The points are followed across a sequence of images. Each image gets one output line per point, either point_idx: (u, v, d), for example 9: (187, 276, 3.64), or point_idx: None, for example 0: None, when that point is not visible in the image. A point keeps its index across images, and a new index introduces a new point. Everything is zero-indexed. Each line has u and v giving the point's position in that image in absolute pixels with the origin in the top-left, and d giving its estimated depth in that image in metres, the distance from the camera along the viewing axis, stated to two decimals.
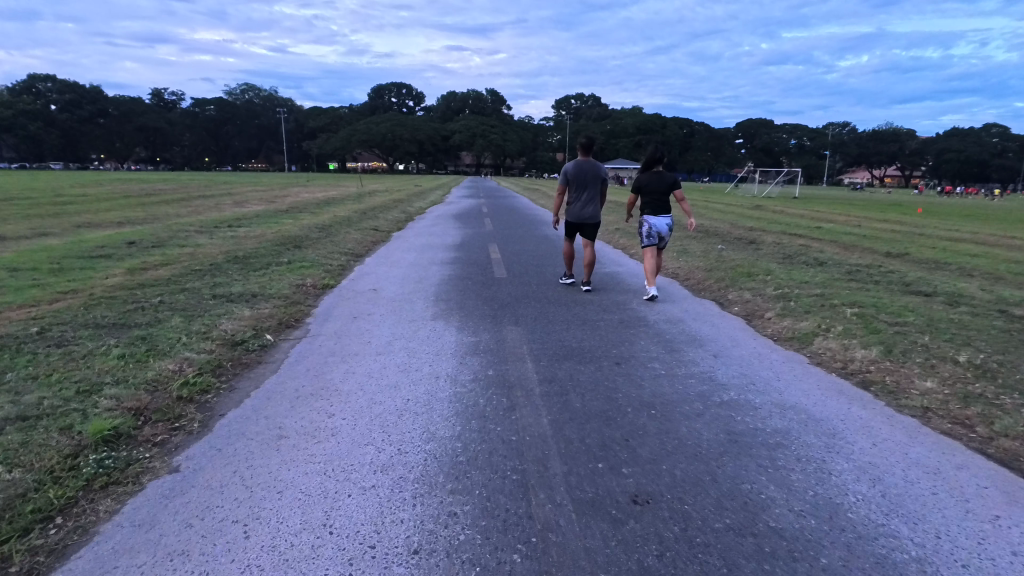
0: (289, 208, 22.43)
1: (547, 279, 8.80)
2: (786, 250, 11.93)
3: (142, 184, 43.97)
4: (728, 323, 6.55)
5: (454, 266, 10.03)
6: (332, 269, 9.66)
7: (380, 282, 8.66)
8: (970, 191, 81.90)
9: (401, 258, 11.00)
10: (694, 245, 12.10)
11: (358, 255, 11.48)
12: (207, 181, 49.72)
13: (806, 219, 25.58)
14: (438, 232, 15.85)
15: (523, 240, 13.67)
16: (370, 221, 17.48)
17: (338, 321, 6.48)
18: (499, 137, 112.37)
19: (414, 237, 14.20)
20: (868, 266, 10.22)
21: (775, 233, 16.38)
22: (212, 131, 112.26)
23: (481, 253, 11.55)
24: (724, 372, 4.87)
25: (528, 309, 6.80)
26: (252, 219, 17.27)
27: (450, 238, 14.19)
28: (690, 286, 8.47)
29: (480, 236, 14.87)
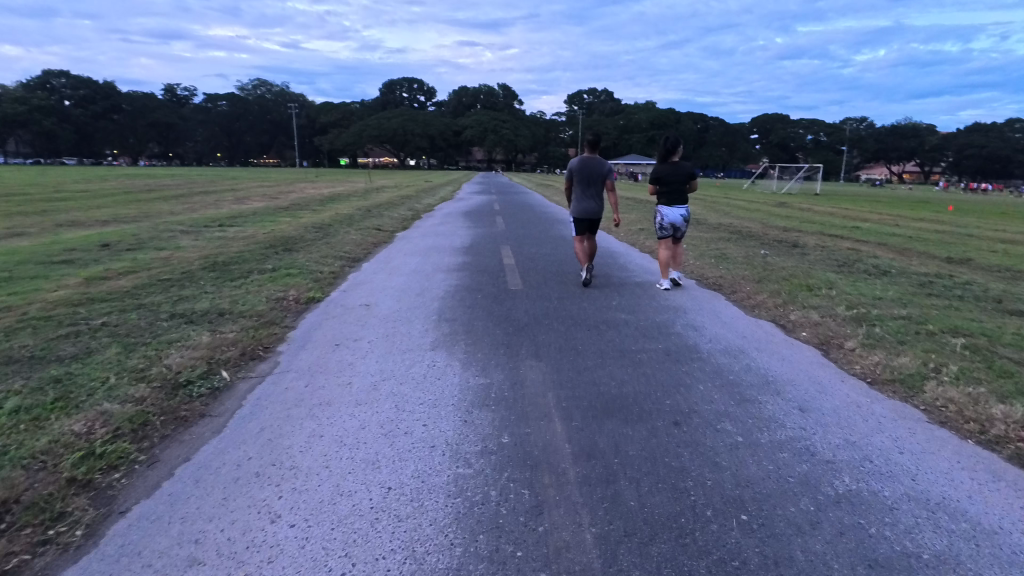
0: (290, 205, 21.30)
1: (571, 291, 7.56)
2: (837, 255, 10.60)
3: (148, 179, 43.29)
4: (799, 354, 5.29)
5: (462, 273, 8.82)
6: (323, 278, 8.46)
7: (374, 295, 7.44)
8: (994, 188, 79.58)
9: (403, 264, 9.81)
10: (732, 249, 10.77)
11: (354, 260, 10.25)
12: (215, 176, 48.96)
13: (838, 217, 24.05)
14: (445, 232, 14.61)
15: (538, 242, 12.39)
16: (373, 220, 16.25)
17: (314, 351, 5.25)
18: (512, 133, 111.02)
19: (419, 238, 12.97)
20: (940, 276, 8.86)
21: (815, 234, 14.97)
22: (223, 127, 111.85)
23: (493, 258, 10.32)
24: (823, 438, 3.59)
25: (550, 335, 5.54)
26: (247, 218, 16.10)
27: (458, 239, 12.95)
28: (739, 301, 7.22)
29: (491, 236, 13.63)
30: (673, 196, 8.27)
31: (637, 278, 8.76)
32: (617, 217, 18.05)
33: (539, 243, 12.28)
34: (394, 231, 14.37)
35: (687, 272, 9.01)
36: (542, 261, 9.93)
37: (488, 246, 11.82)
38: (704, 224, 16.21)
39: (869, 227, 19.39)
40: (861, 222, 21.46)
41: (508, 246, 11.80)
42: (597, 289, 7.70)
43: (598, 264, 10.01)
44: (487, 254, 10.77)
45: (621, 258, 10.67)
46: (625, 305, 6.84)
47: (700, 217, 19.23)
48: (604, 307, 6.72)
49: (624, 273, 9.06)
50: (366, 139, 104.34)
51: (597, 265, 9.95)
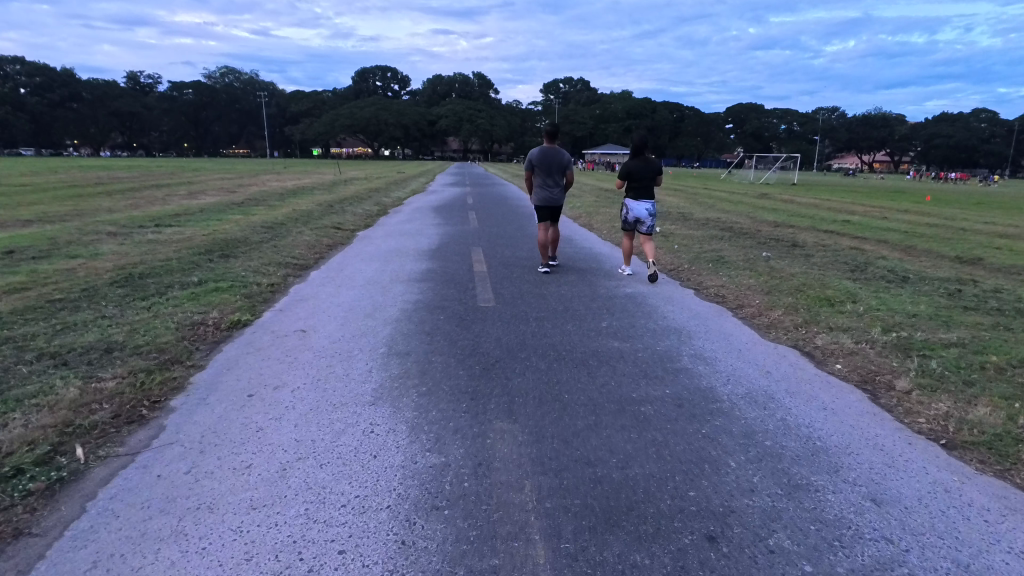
0: (247, 200, 19.75)
1: (551, 307, 6.39)
2: (842, 257, 9.62)
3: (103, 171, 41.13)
4: (840, 398, 4.20)
5: (424, 284, 7.57)
6: (258, 292, 7.18)
7: (315, 316, 6.17)
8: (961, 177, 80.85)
9: (357, 271, 8.52)
10: (729, 250, 9.72)
11: (302, 266, 8.95)
12: (176, 169, 46.87)
13: (824, 210, 23.29)
14: (411, 230, 13.31)
15: (514, 242, 11.22)
16: (332, 217, 14.86)
17: (218, 407, 3.98)
18: (487, 123, 109.37)
19: (381, 239, 11.67)
20: (962, 283, 7.91)
21: (809, 231, 14.02)
22: (189, 116, 108.06)
23: (461, 262, 9.09)
24: (922, 560, 2.49)
25: (529, 375, 4.36)
26: (192, 216, 14.59)
27: (424, 239, 11.65)
28: (750, 318, 6.14)
29: (461, 235, 12.38)
30: (640, 191, 8.77)
31: (627, 285, 7.62)
32: (597, 212, 16.94)
33: (514, 244, 11.08)
34: (355, 230, 13.01)
35: (682, 280, 7.92)
36: (518, 266, 8.75)
37: (458, 248, 10.59)
38: (691, 220, 15.17)
39: (859, 220, 18.56)
40: (848, 215, 20.67)
41: (479, 247, 10.57)
42: (582, 305, 6.53)
43: (580, 268, 8.86)
44: (456, 257, 9.54)
45: (605, 261, 9.54)
46: (618, 326, 5.70)
47: (684, 211, 18.19)
48: (593, 330, 5.55)
49: (611, 280, 7.92)
50: (339, 129, 101.78)
51: (580, 269, 8.80)
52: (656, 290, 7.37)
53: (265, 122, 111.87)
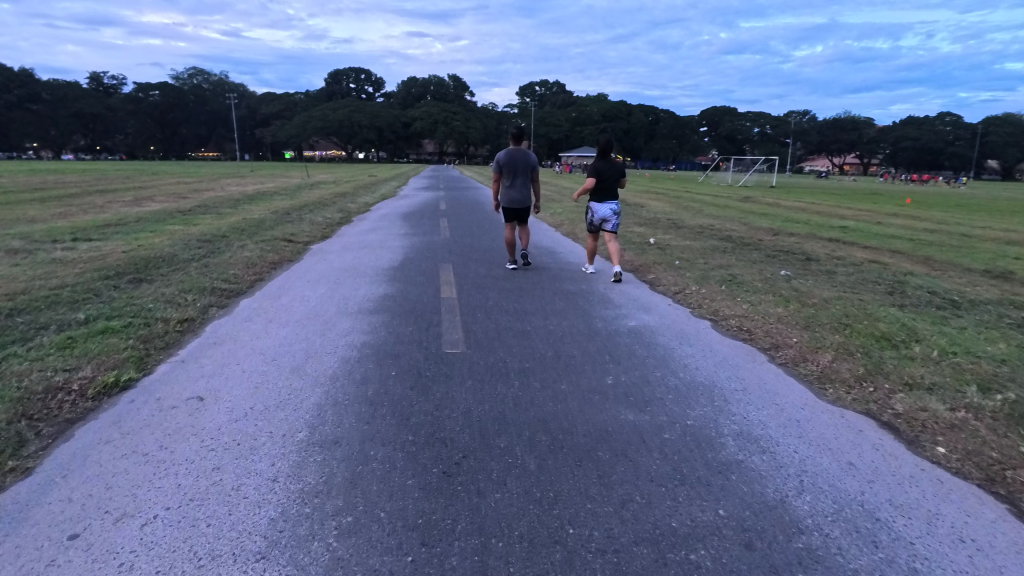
0: (196, 206, 17.92)
1: (538, 351, 4.94)
2: (865, 273, 8.39)
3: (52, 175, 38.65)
4: (974, 515, 2.84)
5: (377, 316, 6.07)
6: (162, 332, 5.61)
7: (225, 371, 4.62)
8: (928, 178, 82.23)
9: (297, 298, 6.97)
10: (740, 266, 8.40)
11: (232, 291, 7.37)
12: (133, 172, 44.53)
13: (814, 214, 22.25)
14: (373, 242, 11.73)
15: (490, 257, 9.76)
16: (286, 227, 13.21)
17: (6, 569, 2.44)
18: (462, 125, 107.86)
19: (336, 253, 10.11)
20: (1019, 308, 6.69)
21: (811, 239, 12.83)
22: (154, 117, 104.45)
23: (426, 284, 7.58)
24: None
25: (512, 486, 2.91)
26: (122, 226, 12.81)
27: (386, 253, 10.09)
28: (793, 366, 4.79)
29: (430, 248, 10.87)
30: (605, 191, 8.73)
31: (628, 315, 6.23)
32: (580, 219, 15.59)
33: (490, 259, 9.60)
34: (308, 243, 11.39)
35: (692, 308, 6.56)
36: (495, 288, 7.28)
37: (424, 263, 9.07)
38: (684, 227, 13.87)
39: (854, 226, 17.54)
40: (841, 220, 19.65)
41: (449, 263, 9.07)
42: (578, 346, 5.10)
43: (568, 289, 7.42)
44: (420, 276, 8.03)
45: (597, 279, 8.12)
46: (628, 383, 4.31)
47: (672, 216, 16.91)
48: (595, 389, 4.15)
49: (608, 307, 6.52)
50: (310, 131, 99.22)
51: (569, 290, 7.39)
52: (665, 322, 5.98)
53: (234, 124, 108.60)
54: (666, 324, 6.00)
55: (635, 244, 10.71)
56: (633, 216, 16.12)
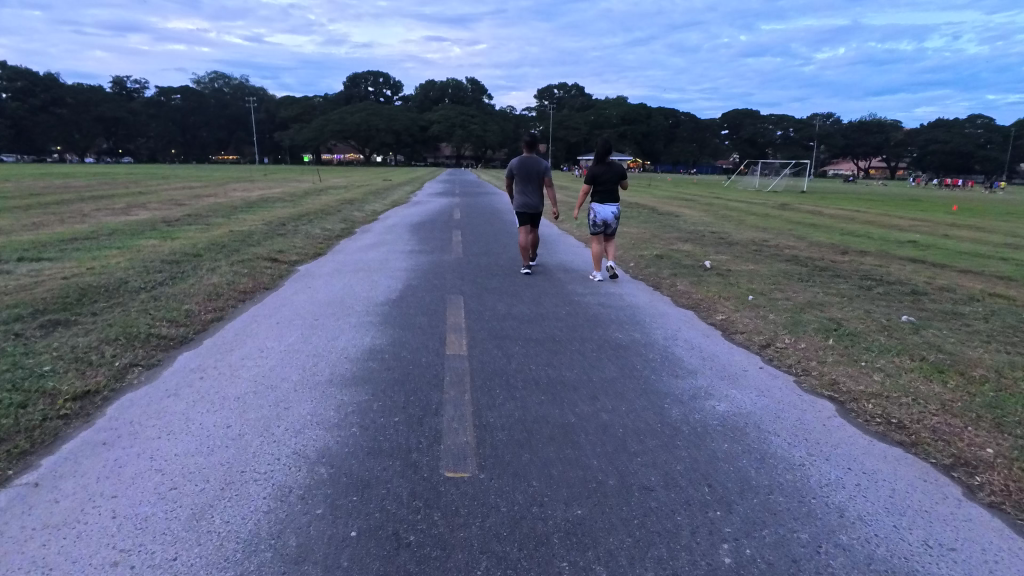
0: (187, 216, 16.29)
1: (594, 476, 3.09)
2: (1002, 314, 6.44)
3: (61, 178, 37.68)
4: None
5: (352, 391, 4.23)
6: (33, 420, 3.81)
7: (81, 520, 2.80)
8: (957, 182, 79.41)
9: (252, 353, 5.16)
10: (836, 303, 6.52)
11: (175, 338, 5.60)
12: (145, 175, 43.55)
13: (868, 224, 20.09)
14: (373, 261, 9.96)
15: (512, 283, 7.95)
16: (276, 243, 11.45)
17: None
18: (480, 128, 106.46)
19: (325, 279, 8.33)
20: None
21: (891, 258, 10.78)
22: (173, 121, 104.50)
23: (428, 329, 5.75)
24: None
25: None
26: (89, 241, 11.14)
27: (385, 279, 8.28)
28: (1018, 513, 2.90)
29: (439, 269, 9.05)
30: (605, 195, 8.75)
31: (712, 392, 4.34)
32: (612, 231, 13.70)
33: (511, 286, 7.75)
34: (296, 264, 9.62)
35: (796, 380, 4.66)
36: (519, 339, 5.44)
37: (428, 295, 7.23)
38: (737, 243, 11.93)
39: (924, 240, 15.36)
40: (903, 232, 17.47)
41: (460, 294, 7.23)
42: (652, 463, 3.24)
43: (616, 339, 5.54)
44: (421, 317, 6.21)
45: (650, 321, 6.22)
46: (760, 567, 2.47)
47: (715, 229, 14.93)
48: None
49: (680, 374, 4.66)
50: (328, 134, 98.52)
51: (618, 339, 5.57)
52: (769, 409, 4.09)
53: (253, 128, 108.56)
54: (772, 406, 4.14)
55: (686, 267, 8.83)
56: (673, 228, 14.20)
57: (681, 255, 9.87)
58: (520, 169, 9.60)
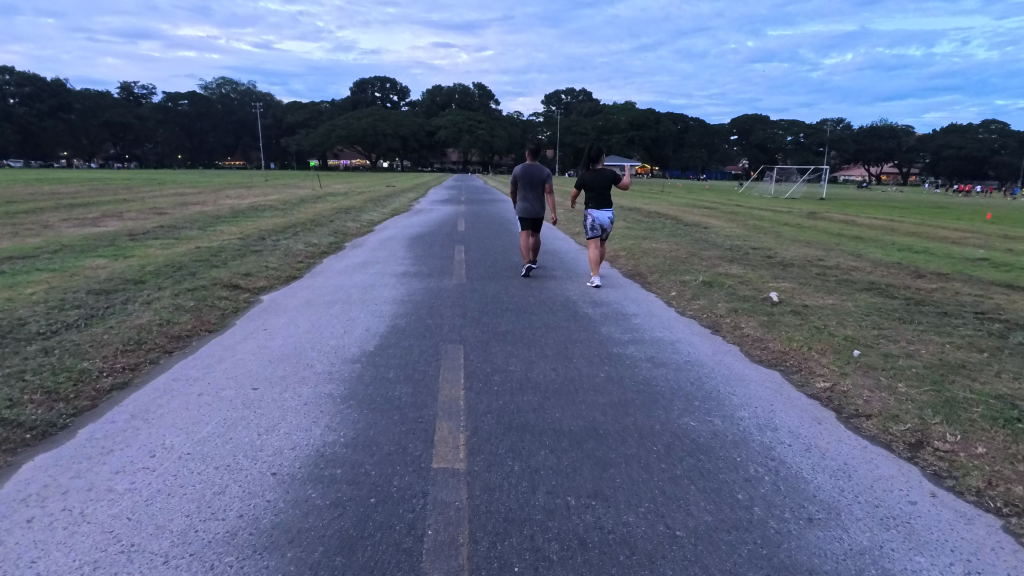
0: (161, 227, 14.55)
1: None
2: None
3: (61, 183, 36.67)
4: None
5: (260, 569, 2.42)
6: None
7: None
8: (974, 189, 77.21)
9: (136, 460, 3.36)
10: (978, 364, 4.75)
11: (36, 426, 3.80)
12: (148, 181, 42.65)
13: (915, 236, 18.19)
14: (358, 286, 8.22)
15: (530, 322, 6.23)
16: (246, 262, 9.68)
17: None
18: (488, 133, 105.09)
19: (291, 316, 6.60)
20: None
21: (983, 284, 8.94)
22: (180, 125, 103.61)
23: (411, 410, 3.95)
24: None
25: None
26: (25, 261, 9.41)
27: (365, 316, 6.50)
28: None
29: (436, 299, 7.33)
30: (600, 199, 9.11)
31: (889, 566, 2.50)
32: (639, 246, 11.97)
33: (527, 329, 5.96)
34: (260, 292, 7.84)
35: (1008, 527, 2.81)
36: (546, 433, 3.61)
37: (418, 344, 5.44)
38: (790, 263, 10.10)
39: (992, 256, 13.44)
40: (959, 246, 15.57)
41: (459, 343, 5.44)
42: None
43: (692, 432, 3.71)
44: (404, 385, 4.41)
45: (729, 393, 4.39)
46: None
47: (754, 244, 13.13)
48: None
49: (814, 516, 2.85)
50: (334, 139, 97.46)
51: (690, 426, 3.81)
52: None
53: (259, 133, 107.61)
54: None
55: (746, 300, 7.03)
56: (709, 244, 12.41)
57: (730, 280, 8.15)
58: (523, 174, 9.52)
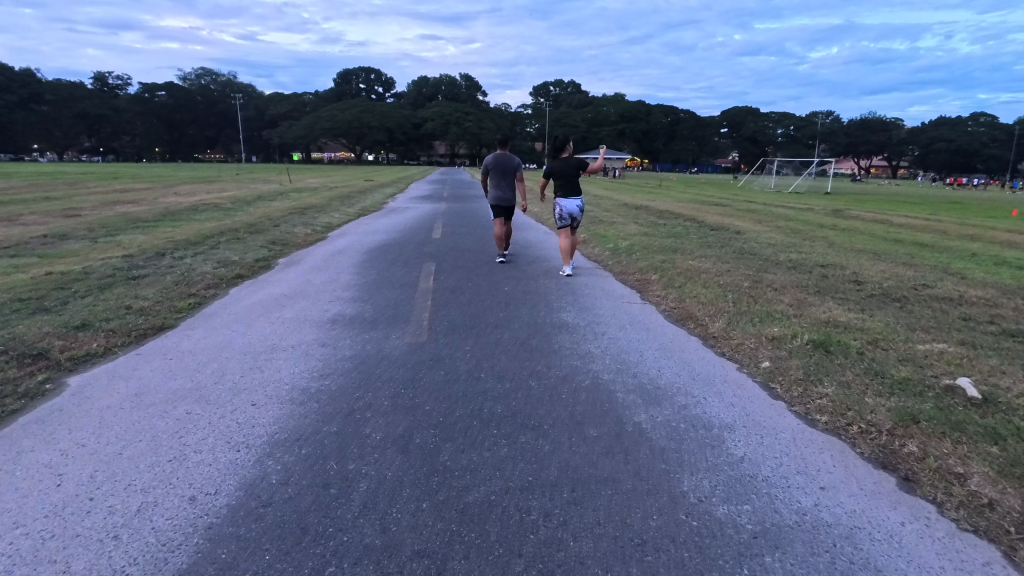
0: (45, 237, 11.19)
1: None
2: None
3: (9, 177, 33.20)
4: None
5: None
6: None
7: None
8: (971, 182, 75.23)
9: None
10: None
11: None
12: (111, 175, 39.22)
13: (981, 241, 15.26)
14: (251, 347, 5.11)
15: (536, 455, 3.21)
16: (99, 300, 6.45)
17: None
18: (476, 125, 101.68)
19: (80, 440, 3.46)
20: None
21: None
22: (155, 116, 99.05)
23: None
24: None
25: None
26: None
27: (210, 444, 3.35)
28: None
29: (368, 380, 4.29)
30: (570, 188, 8.17)
31: None
32: (669, 261, 9.04)
33: (528, 491, 2.86)
34: (71, 368, 4.64)
35: None
36: None
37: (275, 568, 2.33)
38: (898, 295, 7.06)
39: None
40: None
41: (372, 570, 2.33)
42: None
43: None
44: None
45: None
46: None
47: (816, 257, 10.10)
48: None
49: None
50: (317, 131, 93.92)
51: None
52: None
53: (238, 124, 103.28)
54: None
55: (918, 394, 3.96)
56: (764, 259, 9.37)
57: (837, 333, 5.22)
58: (495, 167, 8.49)
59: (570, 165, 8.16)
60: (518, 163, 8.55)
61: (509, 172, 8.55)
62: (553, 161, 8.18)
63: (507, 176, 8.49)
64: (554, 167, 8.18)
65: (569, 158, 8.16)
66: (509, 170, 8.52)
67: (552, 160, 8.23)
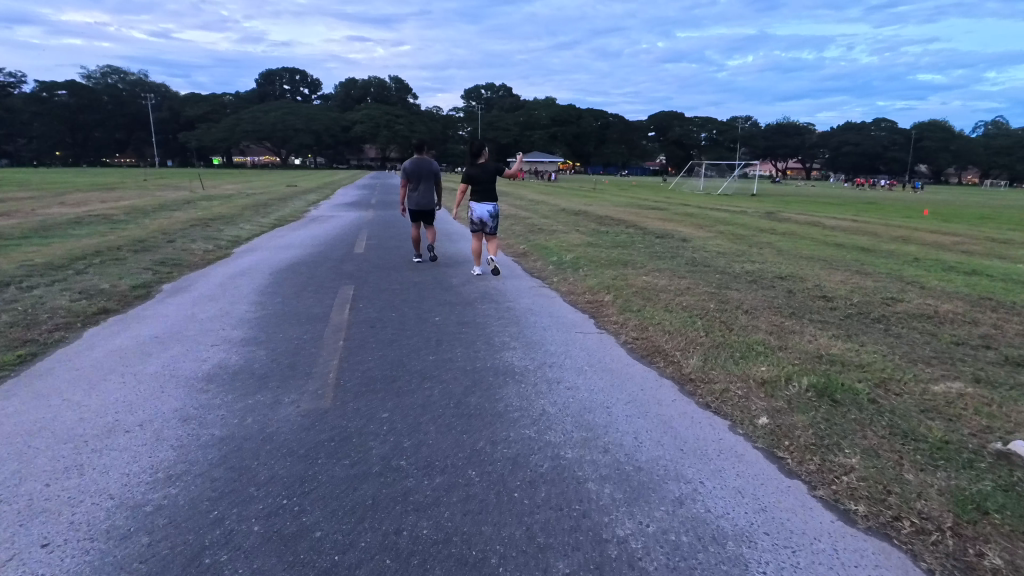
0: None
1: None
2: None
3: None
4: None
5: None
6: None
7: None
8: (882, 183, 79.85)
9: None
10: None
11: None
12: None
13: (916, 243, 15.34)
14: (80, 427, 3.68)
15: None
16: None
17: None
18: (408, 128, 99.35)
19: None
20: None
21: None
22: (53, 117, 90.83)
23: None
24: None
25: None
26: None
27: None
28: None
29: (237, 484, 2.99)
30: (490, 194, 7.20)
31: None
32: (620, 277, 8.11)
33: None
34: None
35: None
36: None
37: None
38: (876, 314, 6.37)
39: None
40: (985, 259, 12.70)
41: None
42: None
43: None
44: None
45: None
46: None
47: (773, 267, 9.44)
48: None
49: None
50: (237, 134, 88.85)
51: None
52: None
53: (150, 126, 96.33)
54: None
55: (967, 466, 3.10)
56: (722, 272, 8.59)
57: (834, 372, 4.36)
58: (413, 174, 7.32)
59: (492, 171, 7.19)
60: (438, 167, 7.39)
61: (428, 179, 7.39)
62: (471, 166, 7.16)
63: (428, 184, 7.34)
64: (472, 173, 7.17)
65: (487, 162, 7.20)
66: (428, 177, 7.37)
67: (469, 165, 7.21)
